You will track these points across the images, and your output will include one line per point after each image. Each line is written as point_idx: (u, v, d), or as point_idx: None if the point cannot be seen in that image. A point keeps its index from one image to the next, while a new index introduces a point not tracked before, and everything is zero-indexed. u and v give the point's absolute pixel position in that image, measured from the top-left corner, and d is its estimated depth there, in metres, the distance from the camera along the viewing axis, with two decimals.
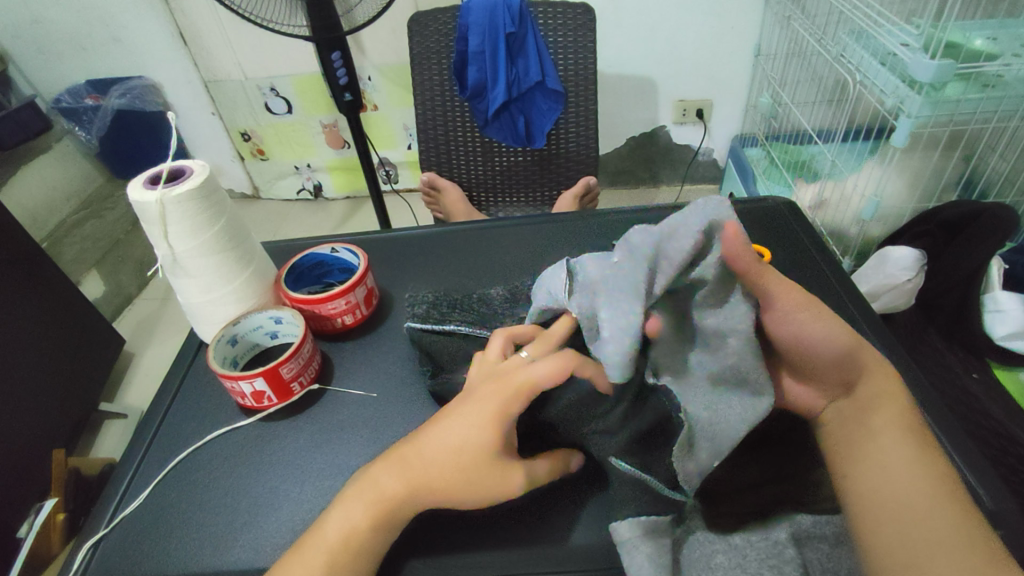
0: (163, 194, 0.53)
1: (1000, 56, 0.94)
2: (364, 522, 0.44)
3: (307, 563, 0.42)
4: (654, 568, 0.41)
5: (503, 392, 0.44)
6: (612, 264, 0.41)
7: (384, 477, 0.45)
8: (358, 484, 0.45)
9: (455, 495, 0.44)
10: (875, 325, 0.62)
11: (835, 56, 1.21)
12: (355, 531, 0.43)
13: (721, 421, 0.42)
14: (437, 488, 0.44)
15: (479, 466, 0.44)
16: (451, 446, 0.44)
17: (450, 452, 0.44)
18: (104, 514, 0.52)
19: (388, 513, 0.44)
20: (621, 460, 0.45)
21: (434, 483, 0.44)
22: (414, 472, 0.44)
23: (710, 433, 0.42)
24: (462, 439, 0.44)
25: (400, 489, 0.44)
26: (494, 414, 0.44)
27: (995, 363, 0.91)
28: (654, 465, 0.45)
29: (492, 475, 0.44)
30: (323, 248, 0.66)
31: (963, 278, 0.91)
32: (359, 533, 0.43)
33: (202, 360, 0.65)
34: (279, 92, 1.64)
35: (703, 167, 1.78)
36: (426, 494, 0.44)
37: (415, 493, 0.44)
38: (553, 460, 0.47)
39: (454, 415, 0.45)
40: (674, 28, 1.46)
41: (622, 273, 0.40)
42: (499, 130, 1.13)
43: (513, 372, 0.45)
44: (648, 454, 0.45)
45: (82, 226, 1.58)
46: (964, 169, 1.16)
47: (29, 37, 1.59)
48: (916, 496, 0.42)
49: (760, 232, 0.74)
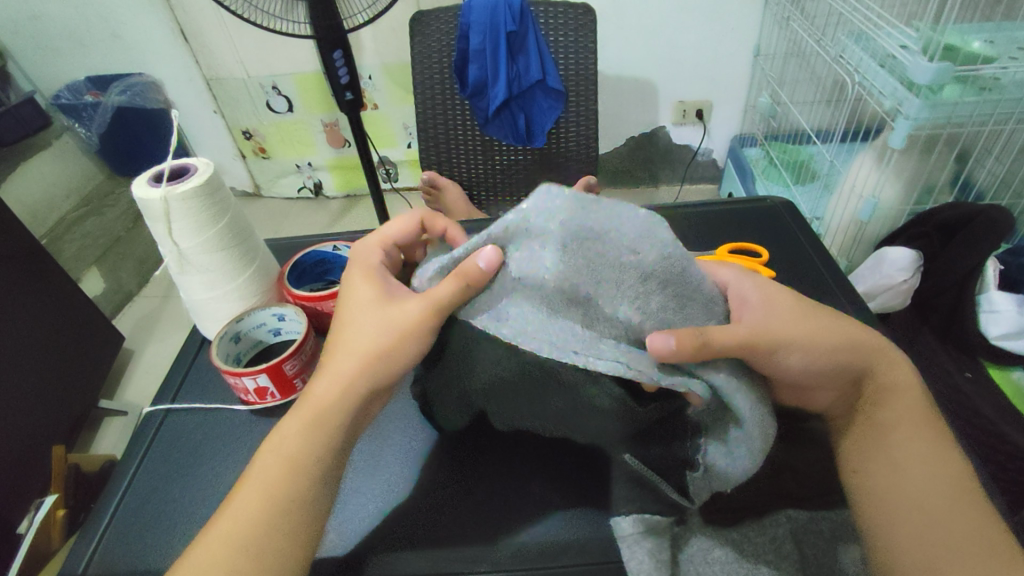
0: (167, 192, 0.53)
1: (997, 59, 0.95)
2: (296, 428, 0.45)
3: (250, 490, 0.43)
4: (652, 563, 0.42)
5: (361, 270, 0.52)
6: (551, 238, 0.39)
7: (316, 383, 0.47)
8: (295, 406, 0.47)
9: (379, 349, 0.47)
10: (872, 324, 0.62)
11: (834, 57, 1.22)
12: (290, 439, 0.44)
13: (735, 469, 0.43)
14: (359, 360, 0.47)
15: (379, 318, 0.47)
16: (350, 328, 0.48)
17: (349, 334, 0.48)
18: (106, 509, 0.52)
19: (319, 409, 0.45)
20: (631, 457, 0.47)
21: (354, 358, 0.47)
22: (334, 356, 0.48)
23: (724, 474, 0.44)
24: (361, 314, 0.48)
25: (328, 389, 0.46)
26: (372, 282, 0.50)
27: (988, 361, 0.90)
28: (666, 473, 0.46)
29: (392, 312, 0.47)
30: (324, 245, 0.66)
31: (956, 281, 0.93)
32: (295, 445, 0.44)
33: (204, 357, 0.66)
34: (280, 90, 1.65)
35: (702, 167, 1.79)
36: (353, 379, 0.46)
37: (344, 390, 0.46)
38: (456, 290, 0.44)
39: (342, 310, 0.50)
40: (675, 29, 1.47)
41: (565, 256, 0.39)
42: (500, 129, 1.14)
43: (357, 256, 0.54)
44: (660, 450, 0.47)
45: (83, 223, 1.57)
46: (959, 169, 1.17)
47: (29, 33, 1.59)
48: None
49: (757, 232, 0.74)
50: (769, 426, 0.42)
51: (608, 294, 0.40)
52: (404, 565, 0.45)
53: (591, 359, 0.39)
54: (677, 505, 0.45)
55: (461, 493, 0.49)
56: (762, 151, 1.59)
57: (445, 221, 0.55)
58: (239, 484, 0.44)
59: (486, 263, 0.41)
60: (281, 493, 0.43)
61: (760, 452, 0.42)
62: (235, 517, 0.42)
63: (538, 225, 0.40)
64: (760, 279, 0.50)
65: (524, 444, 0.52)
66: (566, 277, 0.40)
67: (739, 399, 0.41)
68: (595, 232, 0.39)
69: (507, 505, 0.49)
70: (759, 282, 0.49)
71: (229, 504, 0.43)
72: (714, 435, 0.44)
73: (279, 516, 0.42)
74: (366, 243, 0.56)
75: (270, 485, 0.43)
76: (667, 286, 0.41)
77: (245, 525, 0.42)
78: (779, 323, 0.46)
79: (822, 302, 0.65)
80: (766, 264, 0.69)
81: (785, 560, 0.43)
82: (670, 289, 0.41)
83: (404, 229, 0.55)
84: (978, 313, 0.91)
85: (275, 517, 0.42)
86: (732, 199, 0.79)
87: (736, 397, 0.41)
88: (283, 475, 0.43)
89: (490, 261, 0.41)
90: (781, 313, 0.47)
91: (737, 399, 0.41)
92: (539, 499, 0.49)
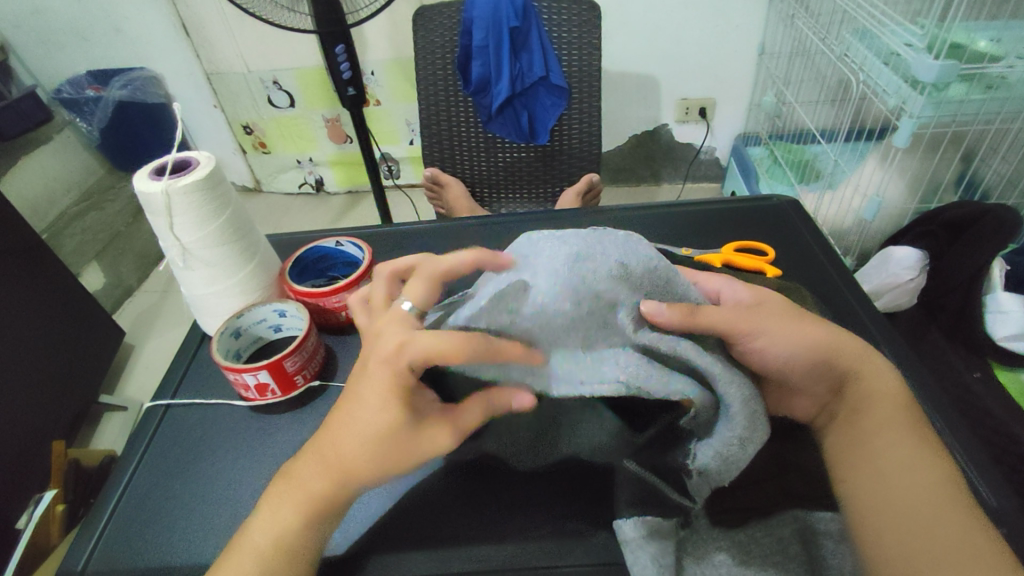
0: (168, 185, 0.52)
1: (1004, 57, 0.94)
2: (296, 518, 0.43)
3: (240, 565, 0.42)
4: (656, 567, 0.41)
5: (388, 376, 0.42)
6: (542, 262, 0.42)
7: (312, 466, 0.44)
8: (285, 488, 0.44)
9: (393, 469, 0.43)
10: (878, 322, 0.61)
11: (839, 55, 1.21)
12: (287, 529, 0.42)
13: (731, 463, 0.42)
14: (369, 474, 0.43)
15: (400, 443, 0.42)
16: (359, 434, 0.42)
17: (357, 439, 0.42)
18: (107, 506, 0.52)
19: (319, 503, 0.43)
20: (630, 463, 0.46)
21: (361, 470, 0.42)
22: (335, 459, 0.43)
23: (719, 468, 0.43)
24: (371, 427, 0.42)
25: (328, 487, 0.43)
26: (383, 387, 0.42)
27: (994, 362, 0.90)
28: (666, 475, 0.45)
29: (417, 442, 0.42)
30: (327, 241, 0.65)
31: (960, 283, 0.92)
32: (290, 531, 0.43)
33: (205, 352, 0.66)
34: (281, 85, 1.64)
35: (704, 165, 1.78)
36: (353, 479, 0.43)
37: (340, 481, 0.43)
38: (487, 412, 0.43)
39: (355, 397, 0.43)
40: (679, 26, 1.46)
41: (557, 276, 0.41)
42: (503, 126, 1.12)
43: (398, 354, 0.41)
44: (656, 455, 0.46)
45: (82, 218, 1.56)
46: (964, 168, 1.17)
47: (30, 27, 1.58)
48: (934, 500, 0.43)
49: (762, 230, 0.74)
50: (760, 415, 0.42)
51: (604, 310, 0.41)
52: (408, 566, 0.45)
53: (598, 384, 0.40)
54: (680, 507, 0.45)
55: (466, 507, 0.48)
56: (765, 150, 1.59)
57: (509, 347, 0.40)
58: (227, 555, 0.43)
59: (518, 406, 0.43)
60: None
61: (741, 433, 0.41)
62: None
63: (531, 260, 0.43)
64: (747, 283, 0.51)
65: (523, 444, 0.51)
66: (563, 294, 0.41)
67: (735, 402, 0.41)
68: (579, 255, 0.42)
69: (512, 510, 0.48)
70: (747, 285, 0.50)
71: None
72: (704, 437, 0.43)
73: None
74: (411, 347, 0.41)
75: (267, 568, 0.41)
76: (649, 295, 0.43)
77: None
78: (781, 318, 0.46)
79: (829, 300, 0.64)
80: (771, 263, 0.69)
81: (793, 561, 0.43)
82: (655, 298, 0.44)
83: (448, 346, 0.39)
84: (984, 313, 0.90)
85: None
86: (737, 197, 0.79)
87: (733, 402, 0.41)
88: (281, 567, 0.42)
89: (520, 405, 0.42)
90: (775, 309, 0.47)
91: (726, 395, 0.40)
92: (543, 497, 0.48)
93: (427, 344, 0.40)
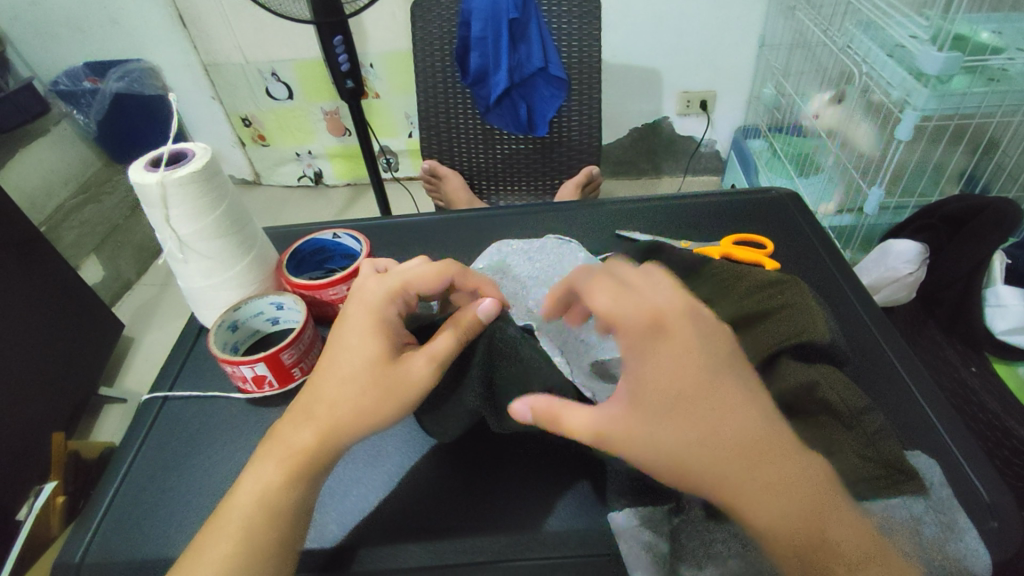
0: (164, 176, 0.52)
1: (1005, 49, 0.93)
2: (278, 477, 0.44)
3: (219, 538, 0.42)
4: (650, 557, 0.42)
5: (370, 311, 0.49)
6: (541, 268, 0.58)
7: (297, 425, 0.46)
8: (269, 448, 0.45)
9: (365, 407, 0.46)
10: (874, 315, 0.61)
11: (841, 47, 1.20)
12: (270, 489, 0.43)
13: None
14: (344, 419, 0.45)
15: (381, 373, 0.46)
16: (345, 375, 0.46)
17: (343, 382, 0.46)
18: (105, 497, 0.52)
19: (300, 464, 0.44)
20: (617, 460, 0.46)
21: (337, 413, 0.45)
22: (312, 402, 0.46)
23: None
24: (349, 361, 0.47)
25: (309, 439, 0.45)
26: (359, 325, 0.49)
27: (993, 356, 0.91)
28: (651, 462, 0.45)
29: (399, 369, 0.46)
30: (324, 233, 0.65)
31: (963, 274, 0.91)
32: (271, 491, 0.44)
33: (203, 344, 0.66)
34: (280, 77, 1.63)
35: (704, 158, 1.78)
36: (341, 431, 0.45)
37: (328, 438, 0.45)
38: (455, 331, 0.47)
39: (332, 351, 0.48)
40: (682, 17, 1.44)
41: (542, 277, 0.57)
42: (501, 117, 1.12)
43: (373, 291, 0.51)
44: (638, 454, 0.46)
45: (81, 211, 1.55)
46: (966, 161, 1.16)
47: (28, 18, 1.57)
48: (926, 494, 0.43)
49: (761, 224, 0.74)
50: None
51: None
52: (406, 557, 0.45)
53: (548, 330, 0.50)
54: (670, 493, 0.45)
55: (462, 498, 0.48)
56: (765, 142, 1.58)
57: (477, 279, 0.54)
58: (207, 528, 0.43)
59: (486, 313, 0.48)
60: (262, 540, 0.42)
61: None
62: (204, 555, 0.42)
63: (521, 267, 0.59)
64: (649, 337, 0.43)
65: (513, 442, 0.51)
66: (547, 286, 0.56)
67: None
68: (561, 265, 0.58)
69: (510, 500, 0.48)
70: (644, 344, 0.43)
71: (193, 555, 0.42)
72: None
73: (258, 565, 0.42)
74: (383, 283, 0.51)
75: (250, 528, 0.42)
76: None
77: (221, 554, 0.42)
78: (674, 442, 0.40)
79: (826, 292, 0.64)
80: (770, 255, 0.69)
81: None
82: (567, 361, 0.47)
83: (425, 276, 0.52)
84: (984, 307, 0.90)
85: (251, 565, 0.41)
86: (737, 189, 0.78)
87: None
88: (264, 530, 0.42)
89: (488, 310, 0.48)
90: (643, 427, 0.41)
91: None
92: (534, 490, 0.48)
93: (408, 272, 0.52)
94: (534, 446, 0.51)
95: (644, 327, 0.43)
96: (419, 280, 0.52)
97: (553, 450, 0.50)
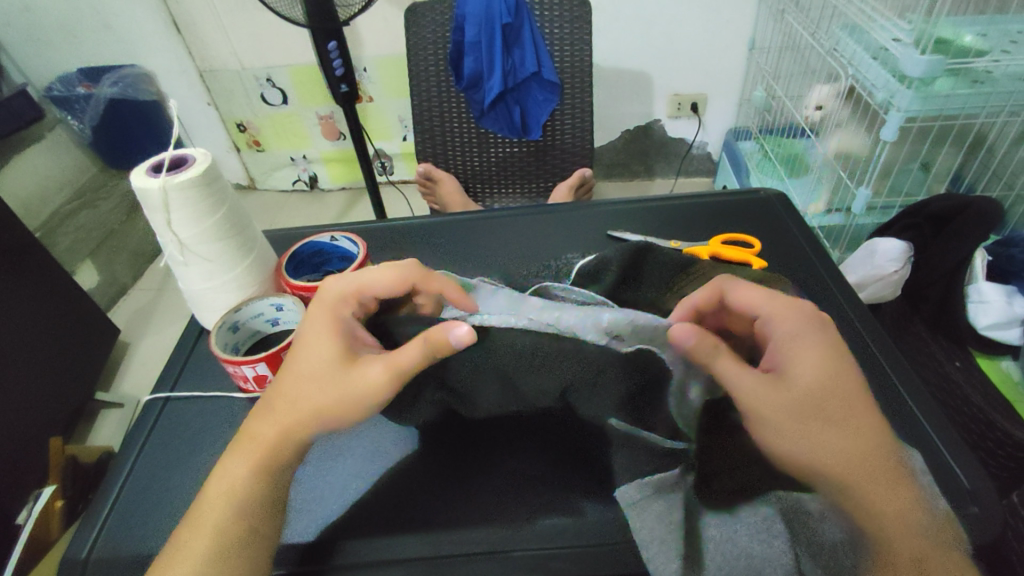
0: (165, 181, 0.53)
1: (987, 53, 0.96)
2: (246, 471, 0.46)
3: (197, 534, 0.45)
4: (662, 527, 0.43)
5: (329, 311, 0.51)
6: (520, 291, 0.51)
7: (262, 418, 0.48)
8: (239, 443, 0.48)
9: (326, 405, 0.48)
10: (859, 310, 0.63)
11: (827, 50, 1.22)
12: (240, 482, 0.46)
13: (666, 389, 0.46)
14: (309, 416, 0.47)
15: (339, 376, 0.47)
16: (306, 377, 0.48)
17: (306, 381, 0.48)
18: (110, 495, 0.52)
19: (268, 456, 0.47)
20: (616, 421, 0.46)
21: (303, 411, 0.48)
22: (277, 401, 0.49)
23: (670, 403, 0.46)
24: (312, 368, 0.49)
25: (273, 433, 0.47)
26: (319, 328, 0.50)
27: (977, 351, 0.92)
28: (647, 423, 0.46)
29: (354, 374, 0.47)
30: (322, 236, 0.66)
31: (947, 271, 0.92)
32: (239, 483, 0.46)
33: (203, 345, 0.67)
34: (275, 83, 1.64)
35: (697, 160, 1.80)
36: (302, 424, 0.48)
37: (290, 430, 0.47)
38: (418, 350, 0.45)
39: (298, 352, 0.50)
40: (671, 21, 1.47)
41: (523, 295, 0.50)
42: (496, 121, 1.13)
43: (329, 292, 0.51)
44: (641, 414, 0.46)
45: (77, 216, 1.55)
46: (951, 161, 1.18)
47: (21, 25, 1.57)
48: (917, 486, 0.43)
49: (751, 224, 0.75)
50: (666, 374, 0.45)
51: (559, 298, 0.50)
52: (398, 550, 0.46)
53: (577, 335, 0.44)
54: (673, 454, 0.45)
55: (454, 494, 0.49)
56: (756, 144, 1.61)
57: (440, 281, 0.51)
58: (185, 526, 0.46)
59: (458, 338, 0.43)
60: (240, 537, 0.44)
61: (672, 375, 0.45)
62: (183, 546, 0.44)
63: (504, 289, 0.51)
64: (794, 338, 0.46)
65: (501, 437, 0.52)
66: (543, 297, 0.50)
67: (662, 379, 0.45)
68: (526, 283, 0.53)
69: (501, 496, 0.49)
70: (795, 341, 0.46)
71: (175, 551, 0.44)
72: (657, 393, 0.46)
73: (234, 554, 0.44)
74: (343, 283, 0.52)
75: (223, 522, 0.45)
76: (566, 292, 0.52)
77: (197, 546, 0.44)
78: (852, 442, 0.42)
79: (812, 289, 0.66)
80: (758, 254, 0.70)
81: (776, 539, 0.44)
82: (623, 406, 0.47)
83: (387, 280, 0.52)
84: (966, 303, 0.92)
85: (224, 556, 0.43)
86: (725, 190, 0.80)
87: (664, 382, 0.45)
88: (235, 521, 0.44)
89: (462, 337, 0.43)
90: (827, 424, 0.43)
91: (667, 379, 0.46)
92: (528, 484, 0.49)
93: (366, 274, 0.52)
94: (528, 441, 0.52)
95: (796, 325, 0.47)
96: (378, 282, 0.52)
97: (548, 444, 0.51)
